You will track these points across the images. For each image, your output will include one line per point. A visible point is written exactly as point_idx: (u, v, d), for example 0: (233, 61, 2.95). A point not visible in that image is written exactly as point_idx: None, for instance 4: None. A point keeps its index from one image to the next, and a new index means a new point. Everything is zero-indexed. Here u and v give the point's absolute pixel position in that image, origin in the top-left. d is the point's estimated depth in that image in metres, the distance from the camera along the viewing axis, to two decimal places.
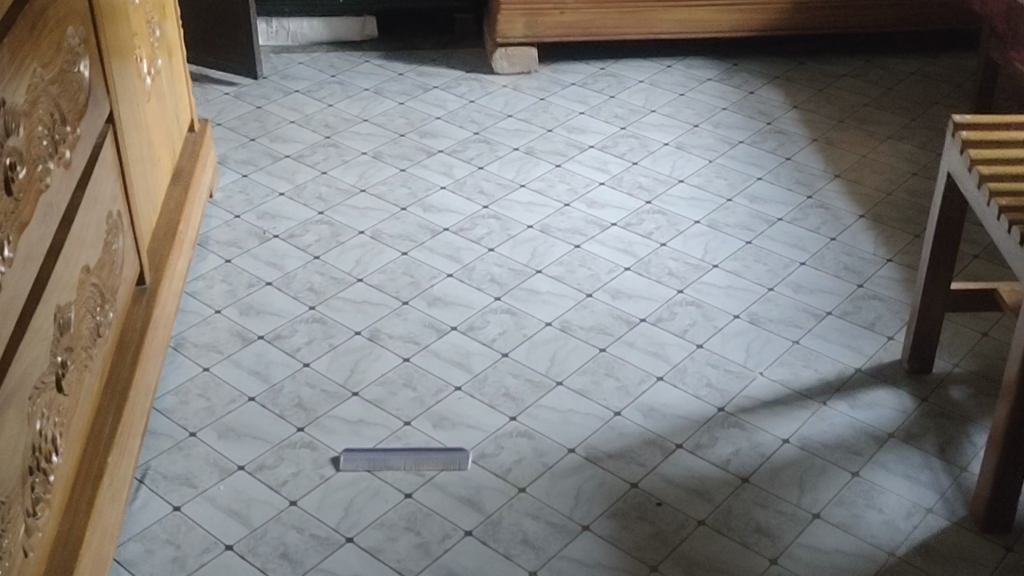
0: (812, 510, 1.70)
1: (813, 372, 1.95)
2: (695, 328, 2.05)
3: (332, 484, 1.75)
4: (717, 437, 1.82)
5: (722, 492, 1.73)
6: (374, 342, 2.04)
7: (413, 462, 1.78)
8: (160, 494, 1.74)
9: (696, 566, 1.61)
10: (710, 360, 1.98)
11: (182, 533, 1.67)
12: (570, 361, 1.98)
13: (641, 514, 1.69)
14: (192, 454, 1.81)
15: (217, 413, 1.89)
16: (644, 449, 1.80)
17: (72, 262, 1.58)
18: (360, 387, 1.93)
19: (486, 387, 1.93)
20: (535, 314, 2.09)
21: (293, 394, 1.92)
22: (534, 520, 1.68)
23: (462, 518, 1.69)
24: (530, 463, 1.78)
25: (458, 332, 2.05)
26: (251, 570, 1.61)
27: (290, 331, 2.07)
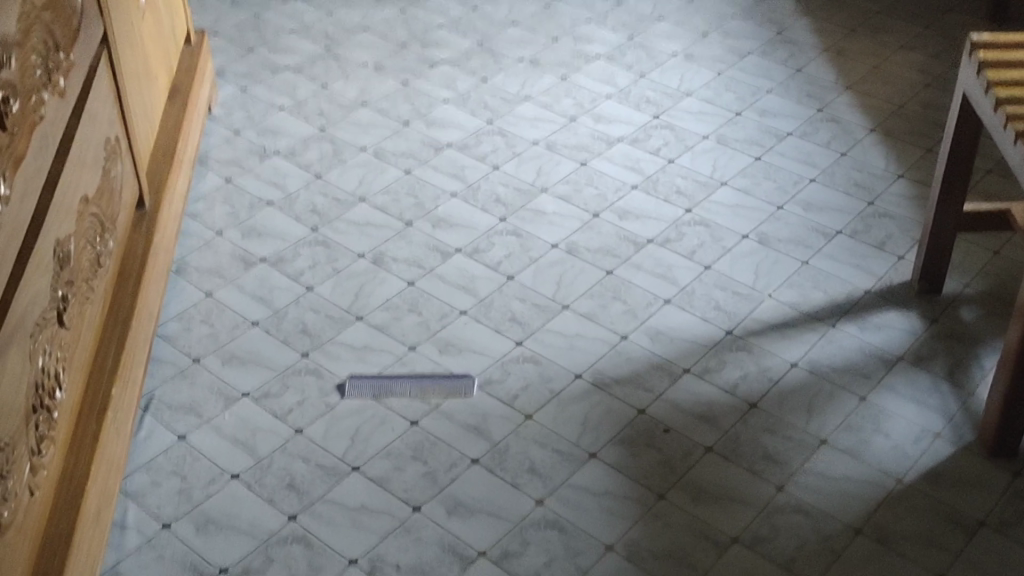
0: (821, 435, 1.68)
1: (824, 294, 1.93)
2: (703, 249, 2.02)
3: (338, 412, 1.74)
4: (725, 362, 1.81)
5: (730, 418, 1.71)
6: (378, 265, 2.01)
7: (419, 389, 1.77)
8: (165, 424, 1.73)
9: (704, 495, 1.61)
10: (718, 282, 1.96)
11: (189, 464, 1.67)
12: (576, 284, 1.96)
13: (648, 441, 1.68)
14: (196, 382, 1.80)
15: (221, 340, 1.87)
16: (651, 374, 1.79)
17: (70, 192, 1.55)
18: (364, 312, 1.92)
19: (491, 311, 1.91)
20: (540, 236, 2.07)
21: (297, 319, 1.91)
22: (540, 448, 1.68)
23: (468, 447, 1.68)
24: (537, 390, 1.76)
25: (463, 256, 2.03)
26: (257, 502, 1.61)
27: (293, 255, 2.04)
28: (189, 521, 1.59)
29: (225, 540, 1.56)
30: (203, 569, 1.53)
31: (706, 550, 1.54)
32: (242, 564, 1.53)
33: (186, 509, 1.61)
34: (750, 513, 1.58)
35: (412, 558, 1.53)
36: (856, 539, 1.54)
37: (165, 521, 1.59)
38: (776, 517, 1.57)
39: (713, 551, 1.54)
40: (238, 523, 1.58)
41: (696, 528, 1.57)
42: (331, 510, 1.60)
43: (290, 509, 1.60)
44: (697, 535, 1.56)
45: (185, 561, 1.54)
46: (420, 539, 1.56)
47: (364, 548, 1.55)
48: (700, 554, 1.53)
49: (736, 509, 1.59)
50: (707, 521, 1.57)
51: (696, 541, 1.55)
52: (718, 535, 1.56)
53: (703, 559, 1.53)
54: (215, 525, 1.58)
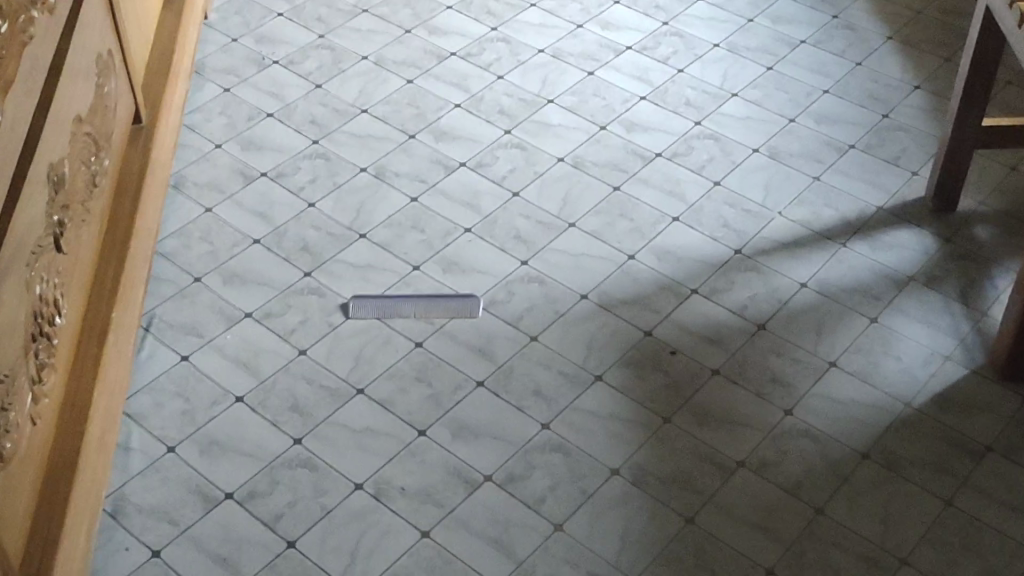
0: (829, 358, 1.67)
1: (834, 212, 1.90)
2: (712, 164, 1.98)
3: (342, 333, 1.72)
4: (734, 282, 1.78)
5: (738, 340, 1.70)
6: (380, 179, 1.97)
7: (423, 309, 1.74)
8: (167, 345, 1.71)
9: (710, 418, 1.59)
10: (727, 200, 1.92)
11: (192, 385, 1.65)
12: (582, 201, 1.92)
13: (654, 364, 1.67)
14: (197, 302, 1.77)
15: (222, 258, 1.84)
16: (658, 295, 1.77)
17: (63, 112, 1.50)
18: (367, 229, 1.88)
19: (496, 229, 1.88)
20: (546, 149, 2.02)
21: (299, 236, 1.87)
22: (546, 370, 1.66)
23: (474, 368, 1.66)
24: (542, 311, 1.75)
25: (467, 170, 1.99)
26: (261, 425, 1.59)
27: (293, 169, 2.00)
28: (193, 444, 1.57)
29: (229, 463, 1.55)
30: (208, 492, 1.52)
31: (713, 475, 1.53)
32: (248, 487, 1.52)
33: (190, 431, 1.59)
34: (757, 437, 1.57)
35: (418, 481, 1.52)
36: (864, 464, 1.53)
37: (169, 443, 1.58)
38: (783, 442, 1.56)
39: (720, 475, 1.53)
40: (242, 446, 1.57)
41: (702, 452, 1.55)
42: (336, 432, 1.58)
43: (294, 432, 1.58)
44: (703, 458, 1.54)
45: (190, 484, 1.53)
46: (426, 463, 1.54)
47: (369, 472, 1.54)
48: (706, 479, 1.52)
49: (742, 433, 1.57)
50: (713, 444, 1.56)
51: (702, 465, 1.54)
52: (725, 459, 1.54)
53: (709, 483, 1.52)
54: (220, 448, 1.57)
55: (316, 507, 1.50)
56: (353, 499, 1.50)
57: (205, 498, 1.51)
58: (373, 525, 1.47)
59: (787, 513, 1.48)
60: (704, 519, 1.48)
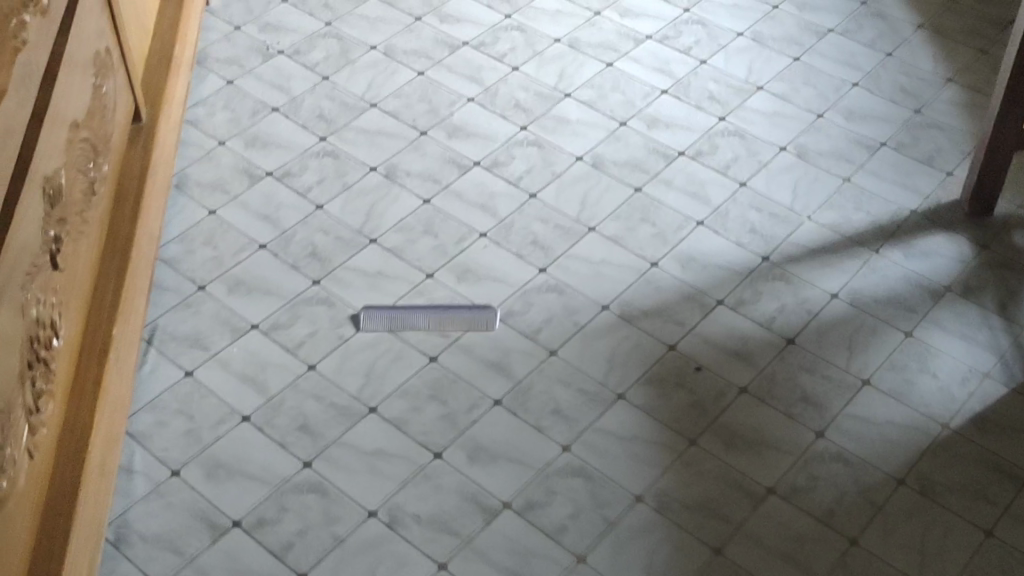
0: (863, 376, 1.60)
1: (865, 217, 1.82)
2: (737, 164, 1.91)
3: (352, 347, 1.64)
4: (761, 292, 1.71)
5: (766, 356, 1.63)
6: (391, 179, 1.89)
7: (436, 321, 1.67)
8: (171, 358, 1.63)
9: (737, 440, 1.53)
10: (753, 202, 1.84)
11: (196, 402, 1.57)
12: (602, 203, 1.84)
13: (679, 381, 1.60)
14: (201, 312, 1.69)
15: (227, 264, 1.76)
16: (682, 306, 1.69)
17: (59, 121, 1.42)
18: (378, 234, 1.80)
19: (512, 234, 1.80)
20: (563, 148, 1.94)
21: (307, 240, 1.80)
22: (565, 388, 1.59)
23: (490, 386, 1.59)
24: (561, 323, 1.67)
25: (482, 169, 1.91)
26: (269, 446, 1.52)
27: (301, 168, 1.91)
28: (198, 466, 1.50)
29: (235, 487, 1.48)
30: (214, 519, 1.45)
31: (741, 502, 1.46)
32: (255, 514, 1.45)
33: (194, 452, 1.52)
34: (787, 462, 1.50)
35: (433, 508, 1.46)
36: (899, 490, 1.46)
37: (173, 465, 1.50)
38: (814, 466, 1.50)
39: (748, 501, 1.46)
40: (249, 468, 1.50)
41: (730, 477, 1.49)
42: (346, 454, 1.51)
43: (303, 454, 1.51)
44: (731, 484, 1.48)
45: (195, 509, 1.46)
46: (441, 488, 1.47)
47: (382, 497, 1.47)
48: (734, 506, 1.45)
49: (772, 457, 1.51)
50: (741, 469, 1.50)
51: (729, 491, 1.47)
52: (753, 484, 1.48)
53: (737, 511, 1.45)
54: (225, 471, 1.50)
55: (327, 536, 1.43)
56: (365, 527, 1.44)
57: (211, 526, 1.44)
58: (387, 556, 1.41)
59: (819, 544, 1.41)
60: (732, 550, 1.41)
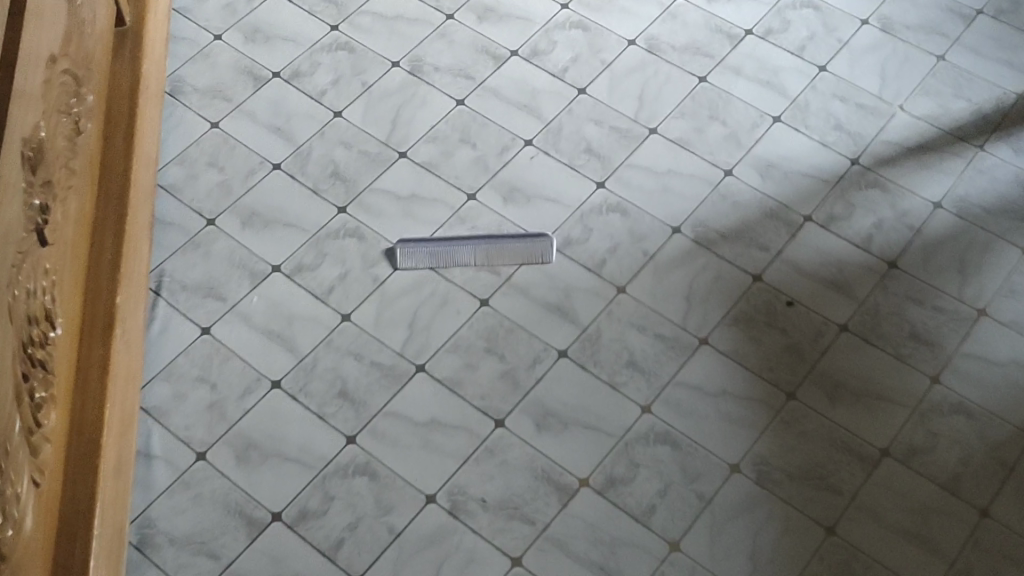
0: (979, 305, 1.40)
1: (966, 103, 1.59)
2: (815, 44, 1.66)
3: (390, 291, 1.43)
4: (854, 205, 1.49)
5: (866, 286, 1.42)
6: (417, 77, 1.64)
7: (485, 255, 1.45)
8: (184, 311, 1.41)
9: (843, 391, 1.34)
10: (836, 91, 1.61)
11: (216, 366, 1.37)
12: (663, 99, 1.61)
13: (769, 319, 1.40)
14: (213, 253, 1.47)
15: (236, 192, 1.53)
16: (765, 226, 1.48)
17: (31, 60, 1.16)
18: (408, 147, 1.56)
19: (562, 139, 1.57)
20: (612, 31, 1.68)
21: (326, 157, 1.56)
22: (640, 333, 1.39)
23: (552, 335, 1.39)
24: (628, 252, 1.46)
25: (521, 59, 1.65)
26: (307, 420, 1.33)
27: (311, 67, 1.65)
28: (227, 448, 1.31)
29: (271, 473, 1.29)
30: (251, 513, 1.26)
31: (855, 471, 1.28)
32: (298, 505, 1.27)
33: (221, 431, 1.32)
34: (903, 416, 1.31)
35: (500, 490, 1.27)
36: None
37: (199, 448, 1.31)
38: (933, 421, 1.31)
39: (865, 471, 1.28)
40: (285, 449, 1.30)
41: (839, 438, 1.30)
42: (395, 427, 1.32)
43: (346, 427, 1.32)
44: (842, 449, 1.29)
45: (228, 502, 1.27)
46: (508, 466, 1.29)
47: (441, 479, 1.28)
48: (845, 474, 1.27)
49: (885, 411, 1.32)
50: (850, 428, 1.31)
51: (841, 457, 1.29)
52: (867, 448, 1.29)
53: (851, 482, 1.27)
54: (259, 452, 1.30)
55: (382, 529, 1.25)
56: (425, 517, 1.26)
57: (248, 521, 1.25)
58: (453, 552, 1.23)
59: (946, 516, 1.24)
60: (846, 528, 1.24)
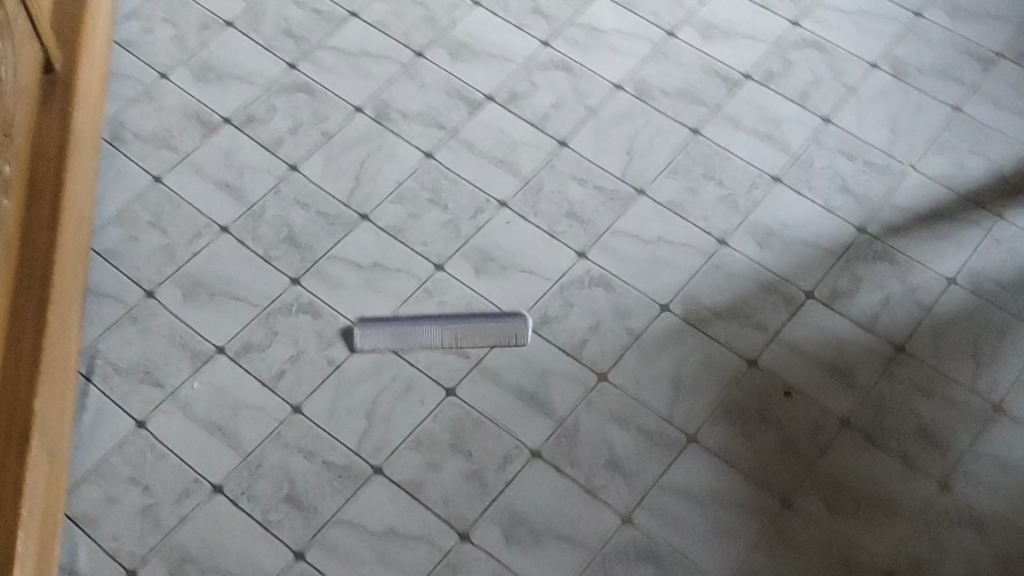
0: (994, 398, 1.26)
1: (983, 161, 1.45)
2: (819, 90, 1.52)
3: (347, 377, 1.30)
4: (859, 279, 1.36)
5: (871, 372, 1.28)
6: (384, 125, 1.51)
7: (452, 336, 1.33)
8: (117, 400, 1.29)
9: (843, 497, 1.21)
10: (841, 147, 1.47)
11: (151, 466, 1.24)
12: (652, 154, 1.48)
13: (763, 411, 1.26)
14: (151, 329, 1.34)
15: (179, 259, 1.40)
16: (760, 302, 1.34)
17: None
18: (371, 208, 1.44)
19: (541, 201, 1.44)
20: (597, 72, 1.54)
21: (282, 218, 1.43)
22: (621, 428, 1.25)
23: (524, 430, 1.26)
24: (609, 331, 1.33)
25: (498, 107, 1.52)
26: (251, 530, 1.20)
27: (268, 112, 1.52)
28: (161, 562, 1.18)
29: None
30: None
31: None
32: None
33: (154, 541, 1.19)
34: (908, 528, 1.18)
35: None
36: None
37: (129, 563, 1.18)
38: (942, 534, 1.18)
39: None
40: (226, 564, 1.18)
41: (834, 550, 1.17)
42: (349, 538, 1.19)
43: (294, 539, 1.19)
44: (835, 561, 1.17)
45: None
46: None
47: None
48: None
49: (889, 522, 1.19)
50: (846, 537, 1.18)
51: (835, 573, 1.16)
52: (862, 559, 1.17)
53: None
54: (196, 567, 1.18)
55: None
56: None
57: None
58: None
59: None
60: None
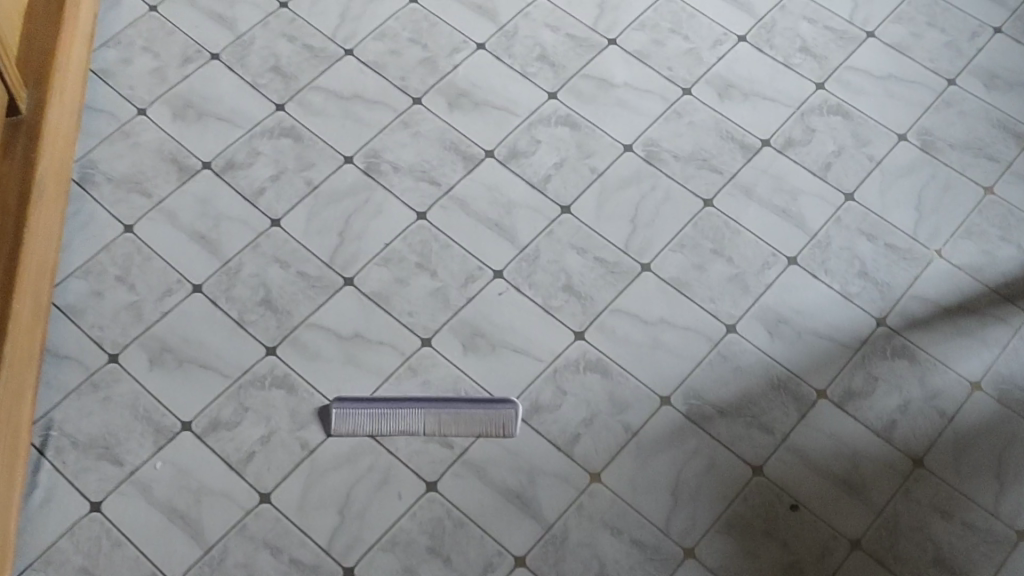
0: (1017, 525, 1.17)
1: (1013, 251, 1.35)
2: (842, 161, 1.42)
3: (320, 463, 1.21)
4: (876, 379, 1.26)
5: (885, 489, 1.20)
6: (373, 177, 1.40)
7: (437, 423, 1.23)
8: (71, 478, 1.19)
9: None
10: (863, 225, 1.37)
11: (104, 556, 1.15)
12: (661, 224, 1.37)
13: (768, 528, 1.18)
14: (113, 399, 1.24)
15: (147, 318, 1.29)
16: (771, 401, 1.25)
17: None
18: (355, 270, 1.33)
19: (538, 270, 1.33)
20: (605, 129, 1.44)
21: (258, 277, 1.32)
22: (613, 538, 1.17)
23: (509, 535, 1.17)
24: (605, 425, 1.23)
25: (497, 163, 1.41)
26: None
27: (250, 157, 1.41)
28: None
29: None
30: None
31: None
32: None
33: None
34: None
35: None
36: None
37: None
38: None
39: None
40: None
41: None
42: None
43: None
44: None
45: None
46: None
47: None
48: None
49: None
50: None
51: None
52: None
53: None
54: None
55: None
56: None
57: None
58: None
59: None
60: None
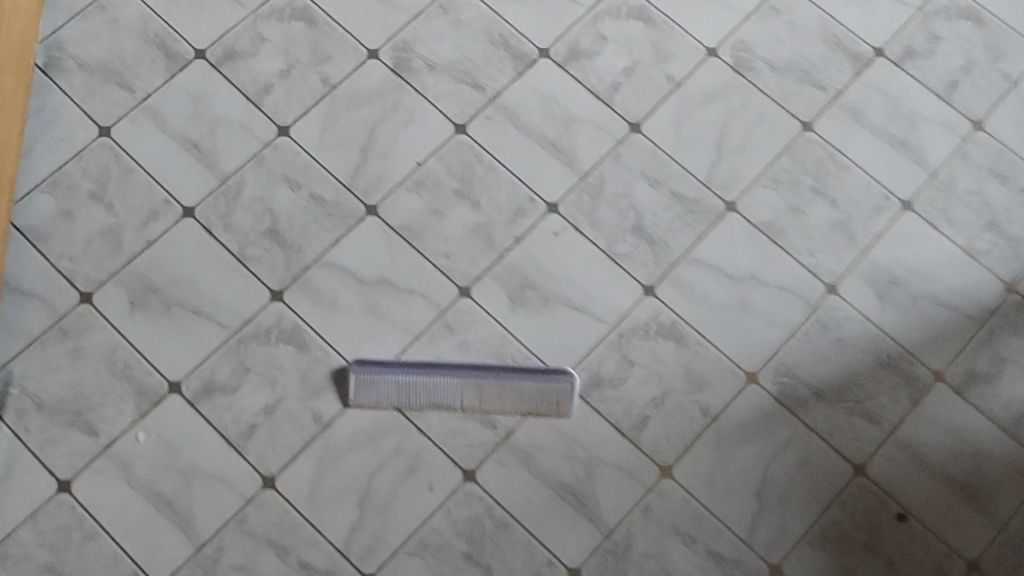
0: None
1: None
2: (971, 80, 1.17)
3: (335, 441, 1.01)
4: (1005, 361, 1.06)
5: (1013, 500, 1.01)
6: (403, 76, 1.15)
7: (476, 398, 1.02)
8: (35, 450, 0.99)
9: None
10: (995, 164, 1.13)
11: (74, 550, 0.96)
12: (750, 152, 1.13)
13: (874, 542, 0.99)
14: (85, 351, 1.03)
15: (126, 249, 1.07)
16: (879, 383, 1.04)
17: None
18: (380, 197, 1.10)
19: (602, 206, 1.11)
20: (686, 27, 1.19)
21: (262, 201, 1.09)
22: (686, 549, 0.98)
23: (561, 541, 0.98)
24: (679, 407, 1.03)
25: (554, 65, 1.16)
26: None
27: (253, 44, 1.15)
28: None
29: None
30: None
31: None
32: None
33: None
34: None
35: None
36: None
37: None
38: None
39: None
40: None
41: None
42: None
43: None
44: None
45: None
46: None
47: None
48: None
49: None
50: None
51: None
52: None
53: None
54: None
55: None
56: None
57: None
58: None
59: None
60: None
